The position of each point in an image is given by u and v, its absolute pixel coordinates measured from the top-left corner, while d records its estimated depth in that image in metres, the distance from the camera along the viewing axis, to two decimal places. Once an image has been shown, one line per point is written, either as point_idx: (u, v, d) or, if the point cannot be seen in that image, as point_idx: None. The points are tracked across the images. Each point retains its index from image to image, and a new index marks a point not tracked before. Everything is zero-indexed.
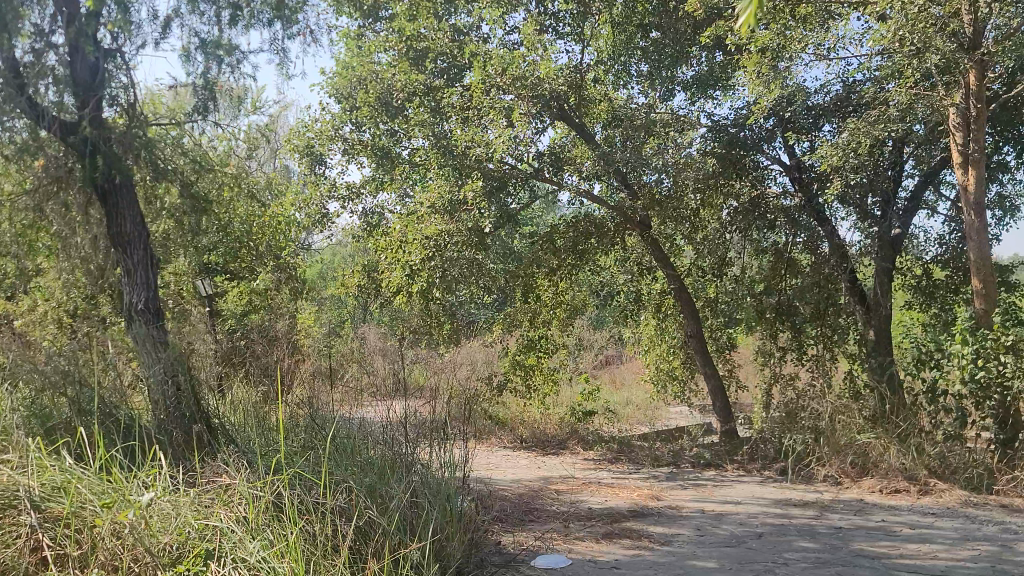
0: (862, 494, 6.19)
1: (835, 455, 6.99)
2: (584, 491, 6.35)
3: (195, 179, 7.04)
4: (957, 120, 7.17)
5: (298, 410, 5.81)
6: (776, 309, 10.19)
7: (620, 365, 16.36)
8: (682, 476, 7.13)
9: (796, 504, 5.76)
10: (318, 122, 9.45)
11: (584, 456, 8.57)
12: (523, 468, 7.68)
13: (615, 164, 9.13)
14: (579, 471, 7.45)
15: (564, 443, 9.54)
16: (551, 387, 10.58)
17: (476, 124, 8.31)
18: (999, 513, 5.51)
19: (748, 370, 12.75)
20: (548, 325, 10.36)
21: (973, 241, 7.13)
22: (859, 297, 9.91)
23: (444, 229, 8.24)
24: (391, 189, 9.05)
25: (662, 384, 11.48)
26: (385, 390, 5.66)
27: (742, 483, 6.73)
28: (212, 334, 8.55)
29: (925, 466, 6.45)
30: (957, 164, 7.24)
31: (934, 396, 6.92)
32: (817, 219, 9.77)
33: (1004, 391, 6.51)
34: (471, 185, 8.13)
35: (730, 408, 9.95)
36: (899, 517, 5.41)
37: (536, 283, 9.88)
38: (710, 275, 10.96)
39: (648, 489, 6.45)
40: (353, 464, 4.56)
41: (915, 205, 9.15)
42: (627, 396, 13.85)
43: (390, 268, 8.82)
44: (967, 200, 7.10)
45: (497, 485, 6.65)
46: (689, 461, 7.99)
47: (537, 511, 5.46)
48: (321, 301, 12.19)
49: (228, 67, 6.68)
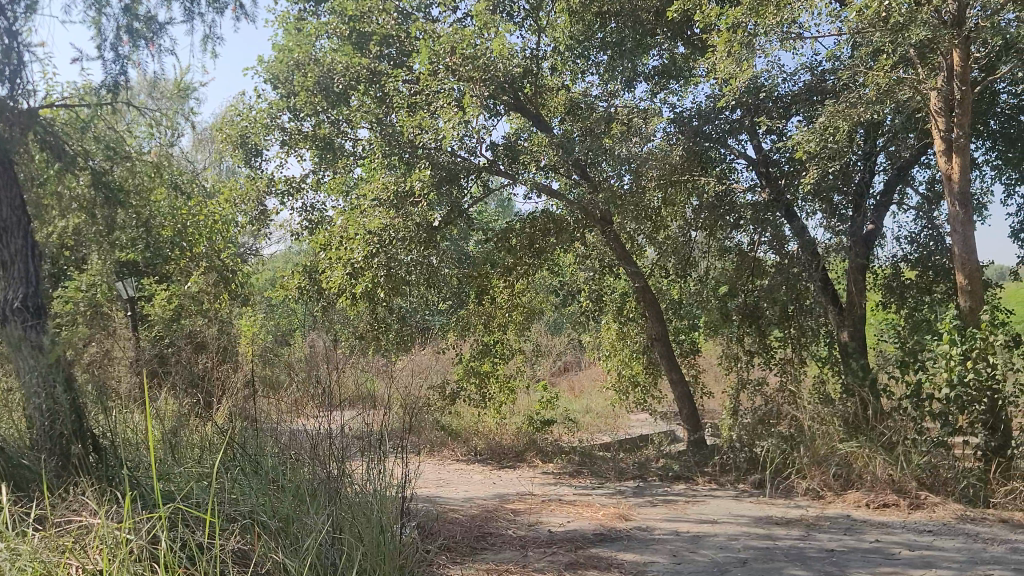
0: (848, 509, 5.64)
1: (815, 465, 6.41)
2: (544, 510, 5.72)
3: (106, 167, 6.29)
4: (940, 105, 6.72)
5: (218, 425, 5.09)
6: (742, 311, 9.67)
7: (579, 371, 15.79)
8: (650, 491, 6.53)
9: (778, 523, 5.18)
10: (252, 109, 8.72)
11: (543, 469, 7.94)
12: (477, 485, 7.02)
13: (574, 156, 8.55)
14: (539, 487, 6.82)
15: (522, 455, 8.90)
16: (508, 395, 9.95)
17: (425, 111, 7.66)
18: (1000, 529, 4.99)
19: (713, 375, 12.25)
20: (504, 330, 9.73)
21: (958, 233, 6.63)
22: (832, 300, 9.35)
23: (389, 224, 7.56)
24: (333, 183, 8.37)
25: (624, 392, 10.92)
26: (317, 401, 4.97)
27: (716, 498, 6.16)
28: (132, 340, 7.75)
29: (915, 478, 5.92)
30: (939, 152, 6.76)
31: (920, 402, 6.40)
32: (785, 216, 9.25)
33: (995, 394, 6.08)
34: (419, 174, 7.47)
35: (698, 415, 9.39)
36: (894, 536, 4.85)
37: (491, 284, 9.25)
38: (673, 275, 10.41)
39: (614, 506, 5.83)
40: (270, 498, 3.89)
41: (888, 200, 8.64)
42: (587, 403, 13.25)
43: (330, 267, 8.05)
44: (950, 189, 6.63)
45: (447, 505, 5.98)
46: (656, 473, 7.41)
47: (490, 537, 4.80)
48: (262, 305, 11.42)
49: (144, 43, 5.93)
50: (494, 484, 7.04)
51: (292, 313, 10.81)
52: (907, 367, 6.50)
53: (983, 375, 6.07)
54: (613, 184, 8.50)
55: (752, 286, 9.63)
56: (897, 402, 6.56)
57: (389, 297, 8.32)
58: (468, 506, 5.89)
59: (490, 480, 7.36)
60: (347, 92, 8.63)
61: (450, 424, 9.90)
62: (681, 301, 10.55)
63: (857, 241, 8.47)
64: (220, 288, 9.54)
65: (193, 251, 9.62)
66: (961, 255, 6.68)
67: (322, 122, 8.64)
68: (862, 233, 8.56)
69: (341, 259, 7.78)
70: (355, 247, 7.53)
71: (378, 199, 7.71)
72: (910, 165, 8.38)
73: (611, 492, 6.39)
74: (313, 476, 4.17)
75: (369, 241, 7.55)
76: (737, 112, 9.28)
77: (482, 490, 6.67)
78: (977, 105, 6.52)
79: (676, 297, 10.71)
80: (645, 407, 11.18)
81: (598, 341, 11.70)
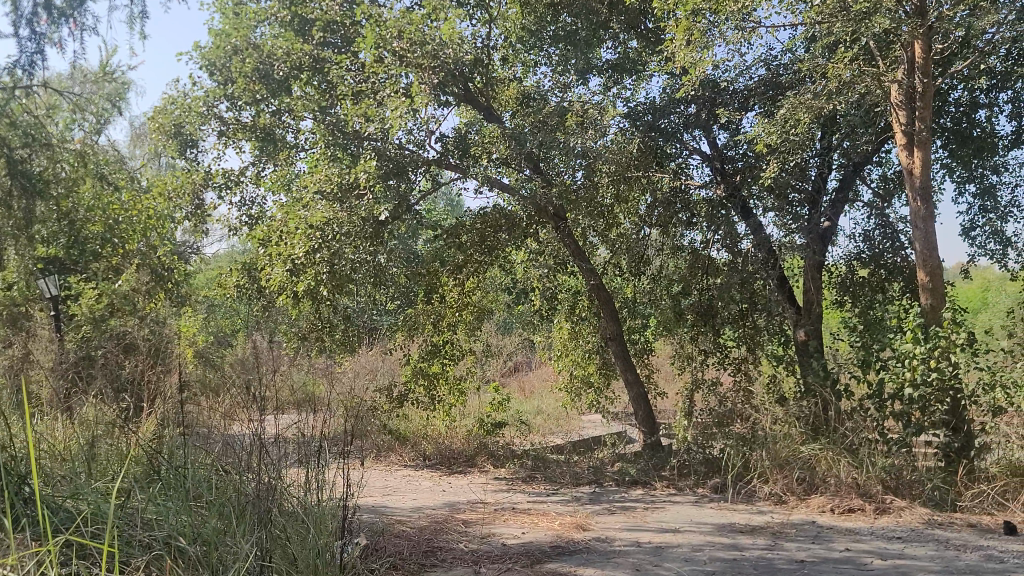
0: (812, 515, 5.44)
1: (778, 470, 6.20)
2: (497, 520, 5.41)
3: (20, 152, 5.88)
4: (900, 98, 6.57)
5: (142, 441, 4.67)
6: (696, 311, 9.49)
7: (530, 372, 15.54)
8: (606, 498, 6.26)
9: (743, 532, 4.94)
10: (186, 96, 8.26)
11: (495, 474, 7.63)
12: (426, 493, 6.68)
13: (527, 149, 8.25)
14: (491, 494, 6.51)
15: (473, 459, 8.58)
16: (457, 398, 9.62)
17: (370, 99, 7.30)
18: (970, 534, 4.82)
19: (666, 376, 12.07)
20: (454, 330, 9.39)
21: (919, 230, 6.46)
22: (788, 299, 9.19)
23: (333, 219, 7.17)
24: (276, 176, 7.96)
25: (577, 394, 10.69)
26: (251, 407, 4.58)
27: (676, 505, 5.91)
28: (54, 341, 7.24)
29: (880, 481, 5.73)
30: (900, 146, 6.60)
31: (881, 403, 6.21)
32: (741, 213, 9.06)
33: (957, 394, 5.95)
34: (364, 164, 7.08)
35: (653, 417, 9.13)
36: (864, 543, 4.65)
37: (440, 282, 8.90)
38: (627, 274, 10.20)
39: (570, 515, 5.55)
40: (190, 524, 3.51)
41: (844, 197, 8.50)
42: (538, 405, 12.98)
43: (270, 263, 7.64)
44: (912, 184, 6.47)
45: (394, 516, 5.64)
46: (612, 478, 7.15)
47: (440, 551, 4.48)
48: (199, 305, 10.91)
49: (66, 24, 5.51)
50: (444, 492, 6.70)
51: (231, 312, 10.34)
52: (869, 367, 6.33)
53: (945, 375, 5.92)
54: (566, 180, 8.39)
55: (707, 285, 9.41)
56: (859, 403, 6.38)
57: (333, 295, 7.92)
58: (417, 517, 5.55)
59: (439, 487, 7.02)
60: (288, 80, 8.22)
61: (397, 428, 9.53)
62: (635, 300, 10.32)
63: (814, 238, 8.29)
64: (153, 287, 9.04)
65: (125, 248, 9.11)
66: (922, 252, 6.51)
67: (261, 112, 8.21)
68: (819, 230, 8.41)
69: (281, 255, 7.37)
70: (296, 242, 7.12)
71: (321, 191, 7.31)
72: (867, 161, 8.26)
73: (567, 500, 6.10)
74: (244, 494, 3.79)
75: (311, 236, 7.15)
76: (692, 106, 9.10)
77: (431, 498, 6.33)
78: (938, 97, 6.37)
79: (630, 296, 10.48)
80: (598, 408, 10.93)
81: (550, 341, 11.43)
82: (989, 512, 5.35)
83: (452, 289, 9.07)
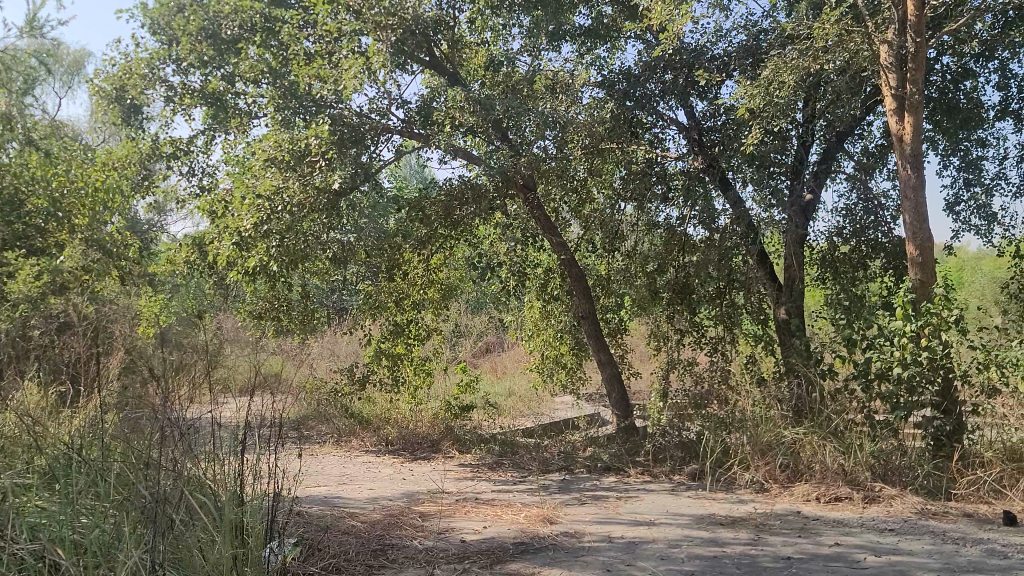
0: (796, 504, 5.07)
1: (760, 456, 5.84)
2: (458, 512, 4.99)
3: None
4: (890, 59, 6.18)
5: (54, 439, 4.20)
6: (673, 288, 9.12)
7: (502, 352, 15.15)
8: (576, 486, 5.86)
9: (723, 525, 4.55)
10: (128, 57, 7.70)
11: (459, 460, 7.20)
12: (386, 481, 6.24)
13: (494, 116, 7.78)
14: (453, 482, 6.09)
15: (437, 444, 8.15)
16: (423, 379, 9.16)
17: (323, 59, 6.79)
18: (967, 525, 4.46)
19: (641, 355, 11.70)
20: (419, 308, 8.94)
21: (908, 200, 6.07)
22: (768, 275, 8.80)
23: (283, 187, 6.70)
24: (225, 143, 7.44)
25: (548, 373, 10.39)
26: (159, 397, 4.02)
27: (650, 493, 5.52)
28: None
29: (868, 467, 5.38)
30: (889, 110, 6.22)
31: (869, 384, 5.81)
32: (719, 185, 8.66)
33: (949, 373, 5.57)
34: (316, 128, 6.58)
35: (628, 399, 8.69)
36: (854, 537, 4.27)
37: (403, 258, 8.41)
38: (601, 251, 9.80)
39: (537, 506, 5.14)
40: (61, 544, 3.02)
41: (827, 169, 8.11)
42: (510, 387, 12.57)
43: (218, 236, 7.14)
44: (902, 152, 6.09)
45: (347, 508, 5.20)
46: (583, 463, 6.75)
47: (391, 550, 4.05)
48: (152, 283, 10.37)
49: None
50: (404, 479, 6.27)
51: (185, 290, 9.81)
52: (855, 345, 5.95)
53: (936, 353, 5.55)
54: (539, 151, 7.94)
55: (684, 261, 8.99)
56: (844, 383, 6.01)
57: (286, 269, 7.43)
58: (370, 509, 5.11)
59: (399, 475, 6.59)
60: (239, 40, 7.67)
61: (360, 411, 9.06)
62: (610, 277, 9.90)
63: (796, 210, 7.90)
64: (95, 265, 8.49)
65: (67, 222, 8.55)
66: (912, 225, 6.13)
67: (210, 75, 7.66)
68: (801, 202, 8.04)
69: (228, 227, 6.86)
70: (242, 211, 6.61)
71: (271, 154, 6.80)
72: (851, 130, 7.91)
73: (535, 489, 5.68)
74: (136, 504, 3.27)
75: (261, 205, 6.66)
76: (668, 73, 8.70)
77: (391, 487, 5.89)
78: (930, 58, 5.99)
79: (604, 273, 10.06)
80: (570, 389, 10.52)
81: (521, 320, 11.00)
82: (985, 500, 5.00)
83: (416, 266, 8.60)
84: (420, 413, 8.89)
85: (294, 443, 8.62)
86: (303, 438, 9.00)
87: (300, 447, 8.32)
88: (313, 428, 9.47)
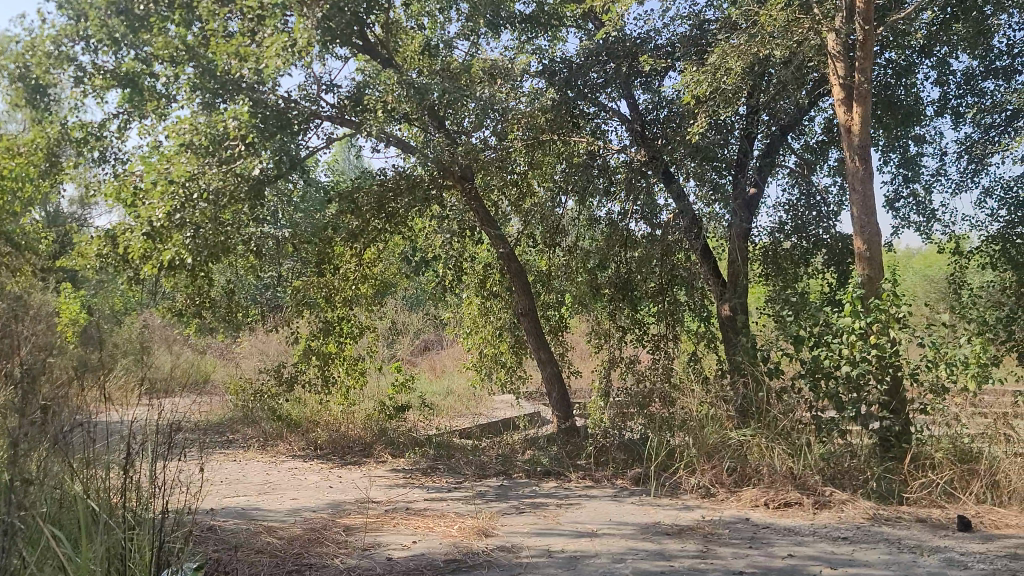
0: (745, 511, 4.83)
1: (706, 459, 5.61)
2: (387, 524, 4.63)
3: None
4: (838, 48, 5.99)
5: None
6: (614, 284, 8.89)
7: (439, 351, 14.80)
8: (514, 493, 5.54)
9: (670, 535, 4.27)
10: (32, 33, 7.13)
11: (391, 465, 6.83)
12: (311, 489, 5.84)
13: (429, 102, 7.41)
14: (383, 490, 5.71)
15: (369, 447, 7.77)
16: (355, 379, 8.77)
17: (245, 36, 6.34)
18: (922, 532, 4.27)
19: (581, 353, 11.45)
20: (351, 305, 8.53)
21: (857, 192, 5.90)
22: (711, 271, 8.60)
23: (199, 172, 6.32)
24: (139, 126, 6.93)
25: (485, 371, 10.11)
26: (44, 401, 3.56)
27: (592, 500, 5.23)
28: None
29: (818, 471, 5.18)
30: (837, 100, 6.04)
31: (816, 383, 5.61)
32: (662, 178, 8.43)
33: (896, 371, 5.44)
34: (235, 110, 6.13)
35: (569, 400, 8.39)
36: (807, 546, 4.04)
37: (333, 252, 7.99)
38: (541, 246, 9.51)
39: (472, 516, 4.80)
40: None
41: (771, 163, 7.94)
42: (447, 385, 12.21)
43: (129, 227, 6.62)
44: (850, 143, 5.91)
45: (266, 521, 4.80)
46: (521, 467, 6.43)
47: (310, 572, 3.67)
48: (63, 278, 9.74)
49: None
50: (331, 488, 5.88)
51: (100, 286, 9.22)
52: (803, 343, 5.75)
53: (885, 351, 5.37)
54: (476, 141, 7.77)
55: (626, 257, 8.74)
56: (791, 383, 5.81)
57: (205, 264, 6.97)
58: (291, 523, 4.71)
59: (326, 482, 6.19)
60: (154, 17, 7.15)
61: (287, 414, 8.62)
62: (550, 273, 9.62)
63: (740, 204, 7.70)
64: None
65: None
66: (860, 218, 5.96)
67: (122, 55, 7.14)
68: (745, 196, 7.87)
69: (139, 216, 6.36)
70: (155, 201, 6.14)
71: (188, 140, 6.33)
72: (797, 122, 7.75)
73: (470, 497, 5.35)
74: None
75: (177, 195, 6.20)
76: (611, 62, 8.46)
77: (316, 497, 5.50)
78: (879, 46, 5.82)
79: (544, 268, 9.77)
80: (509, 388, 10.20)
81: (459, 317, 10.65)
82: (937, 504, 4.83)
83: (347, 260, 8.19)
84: (351, 415, 8.49)
85: (216, 448, 8.14)
86: (226, 442, 8.52)
87: (222, 452, 7.84)
88: (238, 431, 8.99)
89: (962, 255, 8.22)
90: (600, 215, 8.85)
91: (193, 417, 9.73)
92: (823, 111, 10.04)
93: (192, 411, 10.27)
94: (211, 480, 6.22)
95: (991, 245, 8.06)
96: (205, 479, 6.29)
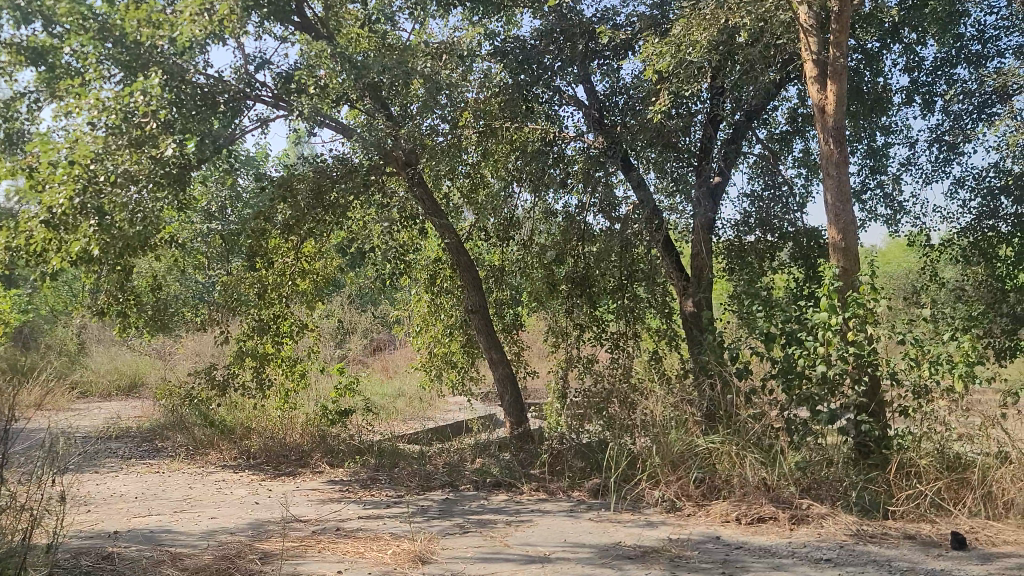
0: (715, 529, 4.34)
1: (671, 470, 5.12)
2: (311, 549, 4.06)
3: None
4: (810, 22, 5.55)
5: None
6: (571, 279, 8.41)
7: (392, 353, 14.23)
8: (460, 508, 5.00)
9: (632, 560, 3.76)
10: None
11: (328, 476, 6.25)
12: (234, 507, 5.22)
13: (370, 81, 6.86)
14: (315, 507, 5.13)
15: (307, 456, 7.17)
16: (296, 381, 8.23)
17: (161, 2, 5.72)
18: (913, 551, 3.82)
19: (537, 354, 10.97)
20: (290, 302, 7.94)
21: (830, 177, 5.46)
22: (674, 264, 8.15)
23: (104, 153, 5.67)
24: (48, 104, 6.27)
25: (436, 373, 9.57)
26: None
27: (545, 517, 4.71)
28: None
29: (794, 482, 4.71)
30: (810, 78, 5.59)
31: (789, 384, 5.15)
32: (621, 167, 7.96)
33: (875, 371, 5.01)
34: (147, 82, 5.51)
35: (523, 403, 7.84)
36: (787, 571, 3.56)
37: (268, 246, 7.39)
38: (494, 240, 9.00)
39: (409, 537, 4.25)
40: None
41: (736, 150, 7.50)
42: (398, 388, 11.68)
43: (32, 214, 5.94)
44: (823, 124, 5.47)
45: (171, 547, 4.19)
46: (469, 478, 5.89)
47: None
48: None
49: None
50: (257, 505, 5.27)
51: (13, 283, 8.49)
52: (775, 340, 5.30)
53: (863, 349, 4.93)
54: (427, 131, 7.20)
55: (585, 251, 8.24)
56: (762, 384, 5.35)
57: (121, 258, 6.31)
58: (200, 549, 4.12)
59: (252, 498, 5.59)
60: None
61: (220, 420, 7.98)
62: (505, 268, 9.09)
63: (704, 193, 7.25)
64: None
65: None
66: (834, 205, 5.51)
67: (23, 27, 6.47)
68: (709, 186, 7.41)
69: (40, 202, 5.68)
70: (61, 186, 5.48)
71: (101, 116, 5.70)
72: (762, 107, 7.33)
73: (410, 515, 4.79)
74: None
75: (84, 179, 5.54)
76: (566, 44, 7.98)
77: (237, 516, 4.89)
78: (854, 19, 5.37)
79: (498, 263, 9.23)
80: (461, 390, 9.66)
81: (408, 315, 10.09)
82: (924, 518, 4.40)
83: (284, 254, 7.59)
84: (290, 420, 7.88)
85: (140, 459, 7.48)
86: (152, 451, 7.85)
87: (144, 463, 7.19)
88: (166, 440, 8.32)
89: (934, 247, 7.86)
90: (556, 208, 8.37)
91: (119, 426, 9.03)
92: (788, 100, 9.64)
93: (121, 419, 9.56)
94: (124, 498, 5.58)
95: (963, 236, 7.71)
96: (117, 497, 5.65)
